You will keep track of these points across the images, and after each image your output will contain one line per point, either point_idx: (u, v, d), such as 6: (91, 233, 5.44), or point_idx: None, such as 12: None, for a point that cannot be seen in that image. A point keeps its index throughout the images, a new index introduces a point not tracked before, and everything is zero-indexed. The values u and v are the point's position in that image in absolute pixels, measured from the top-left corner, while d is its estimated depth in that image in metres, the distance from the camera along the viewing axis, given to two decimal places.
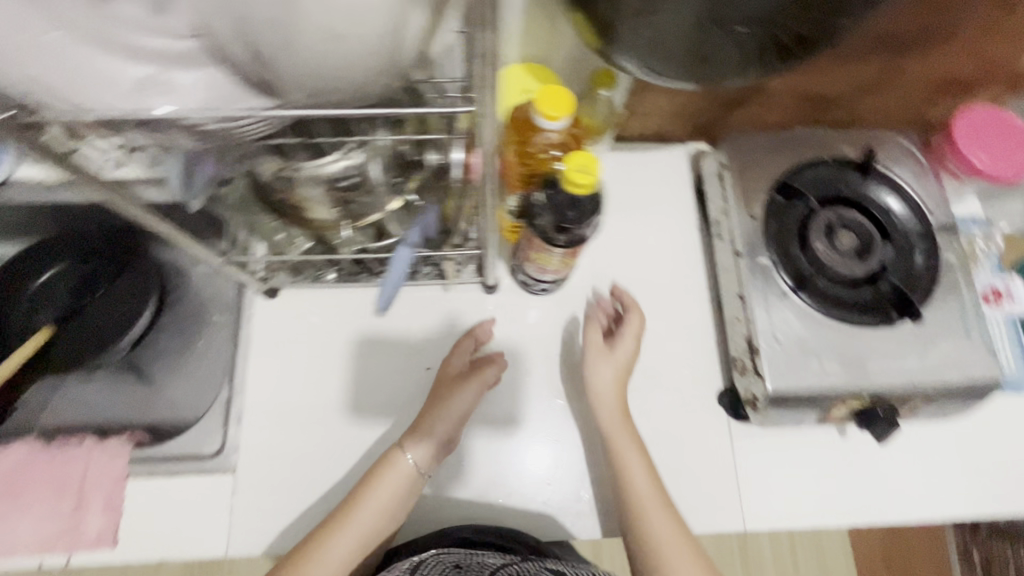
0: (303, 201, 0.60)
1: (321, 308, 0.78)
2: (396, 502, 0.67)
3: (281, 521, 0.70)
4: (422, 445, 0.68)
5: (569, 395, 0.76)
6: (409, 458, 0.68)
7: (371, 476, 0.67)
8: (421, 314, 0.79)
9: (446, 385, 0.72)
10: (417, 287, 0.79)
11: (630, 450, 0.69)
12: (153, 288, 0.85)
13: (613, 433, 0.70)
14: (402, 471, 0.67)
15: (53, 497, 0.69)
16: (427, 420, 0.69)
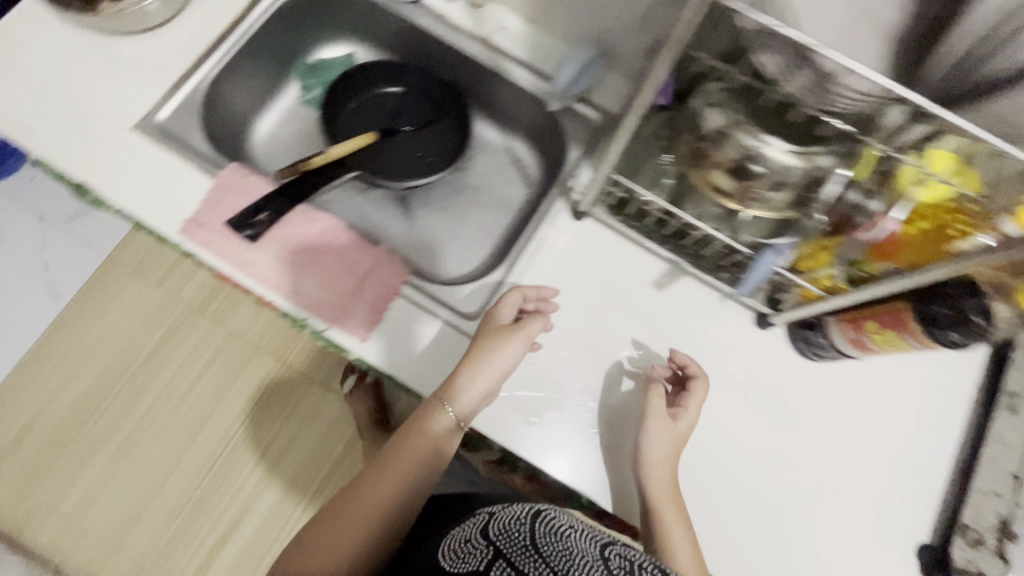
0: (719, 158, 0.62)
1: (612, 251, 0.81)
2: (415, 464, 0.72)
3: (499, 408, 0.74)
4: (458, 403, 0.69)
5: (602, 429, 0.75)
6: (450, 411, 0.70)
7: (403, 435, 0.72)
8: (690, 306, 0.80)
9: (493, 333, 0.72)
10: (698, 280, 0.81)
11: (640, 465, 0.70)
12: (453, 146, 0.98)
13: (664, 510, 0.69)
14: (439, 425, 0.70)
15: (335, 274, 0.77)
16: (462, 378, 0.69)
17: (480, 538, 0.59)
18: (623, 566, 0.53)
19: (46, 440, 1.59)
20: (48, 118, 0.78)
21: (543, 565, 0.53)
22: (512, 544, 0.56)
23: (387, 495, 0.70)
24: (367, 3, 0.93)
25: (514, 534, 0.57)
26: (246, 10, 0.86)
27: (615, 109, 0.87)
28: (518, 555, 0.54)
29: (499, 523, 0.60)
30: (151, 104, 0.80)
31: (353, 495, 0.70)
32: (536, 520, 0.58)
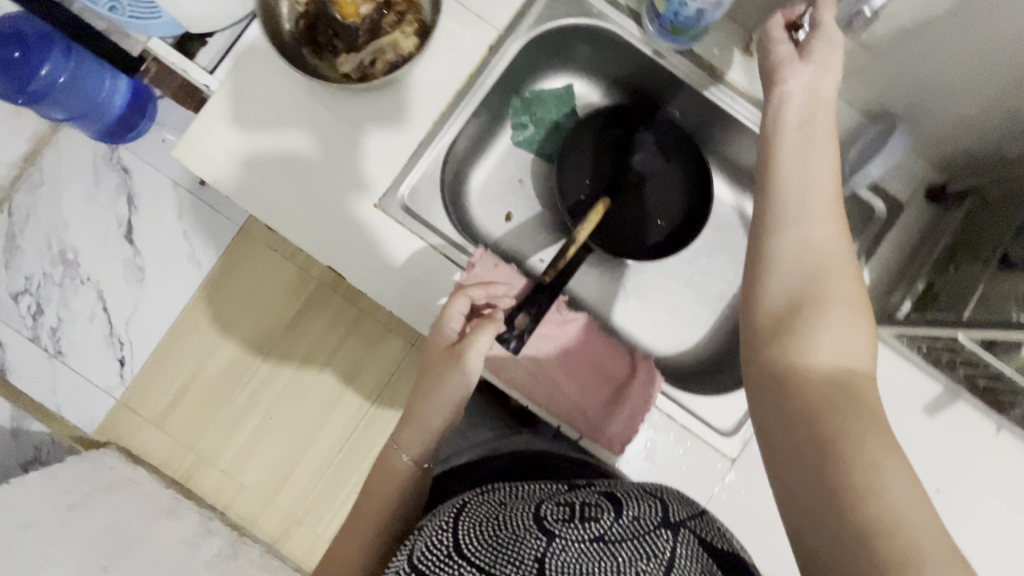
0: None
1: (877, 366, 0.75)
2: (402, 493, 0.67)
3: (755, 535, 0.72)
4: (409, 436, 0.68)
5: (741, 485, 0.73)
6: (402, 455, 0.68)
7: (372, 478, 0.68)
8: (966, 435, 0.74)
9: (440, 361, 0.67)
10: (978, 409, 0.74)
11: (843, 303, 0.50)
12: (685, 200, 0.86)
13: (828, 336, 0.48)
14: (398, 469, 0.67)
15: (585, 381, 0.73)
16: (421, 411, 0.67)
17: (405, 569, 0.52)
18: (561, 516, 0.53)
19: (194, 407, 1.36)
20: (289, 193, 0.71)
21: (471, 566, 0.49)
22: (435, 562, 0.50)
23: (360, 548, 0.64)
24: (616, 44, 0.80)
25: (433, 548, 0.52)
26: (486, 58, 0.75)
27: (904, 199, 0.74)
28: (442, 569, 0.49)
29: (421, 544, 0.53)
30: (392, 178, 0.73)
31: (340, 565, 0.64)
32: (457, 520, 0.55)
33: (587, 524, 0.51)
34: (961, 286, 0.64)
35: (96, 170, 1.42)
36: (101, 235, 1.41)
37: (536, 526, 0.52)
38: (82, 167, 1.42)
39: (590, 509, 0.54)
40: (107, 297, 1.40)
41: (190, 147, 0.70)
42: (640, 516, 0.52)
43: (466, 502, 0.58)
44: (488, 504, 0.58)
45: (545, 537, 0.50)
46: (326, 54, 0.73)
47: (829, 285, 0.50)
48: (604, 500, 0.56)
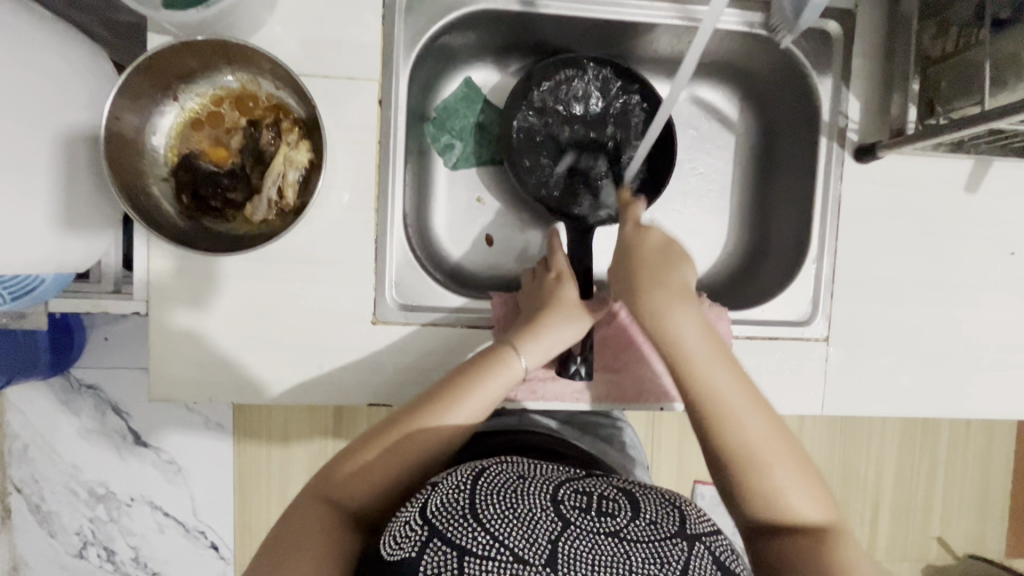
0: None
1: (908, 178, 0.71)
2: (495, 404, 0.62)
3: (872, 392, 0.73)
4: (538, 352, 0.64)
5: (841, 356, 0.72)
6: (523, 363, 0.63)
7: (484, 362, 0.63)
8: (1010, 195, 0.73)
9: (574, 301, 0.67)
10: (1008, 164, 0.72)
11: (741, 412, 0.57)
12: (643, 122, 0.79)
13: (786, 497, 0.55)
14: (515, 373, 0.62)
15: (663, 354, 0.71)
16: (552, 327, 0.65)
17: (417, 520, 0.51)
18: (578, 503, 0.52)
19: None
20: (294, 360, 0.66)
21: (486, 535, 0.48)
22: (451, 522, 0.49)
23: (413, 453, 0.58)
24: (495, 18, 0.72)
25: (451, 506, 0.51)
26: (382, 115, 0.66)
27: (851, 5, 0.68)
28: (456, 532, 0.49)
29: (436, 498, 0.52)
30: (376, 287, 0.67)
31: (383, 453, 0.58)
32: (476, 482, 0.53)
33: (603, 518, 0.50)
34: (953, 73, 0.61)
35: (62, 403, 1.22)
36: (114, 458, 1.25)
37: (553, 509, 0.50)
38: (47, 407, 1.22)
39: (610, 502, 0.52)
40: (161, 504, 1.27)
41: (169, 377, 0.65)
42: (658, 521, 0.51)
43: (487, 465, 0.56)
44: (508, 473, 0.55)
45: (561, 522, 0.49)
46: (230, 213, 0.64)
47: (751, 453, 0.56)
48: (625, 493, 0.54)
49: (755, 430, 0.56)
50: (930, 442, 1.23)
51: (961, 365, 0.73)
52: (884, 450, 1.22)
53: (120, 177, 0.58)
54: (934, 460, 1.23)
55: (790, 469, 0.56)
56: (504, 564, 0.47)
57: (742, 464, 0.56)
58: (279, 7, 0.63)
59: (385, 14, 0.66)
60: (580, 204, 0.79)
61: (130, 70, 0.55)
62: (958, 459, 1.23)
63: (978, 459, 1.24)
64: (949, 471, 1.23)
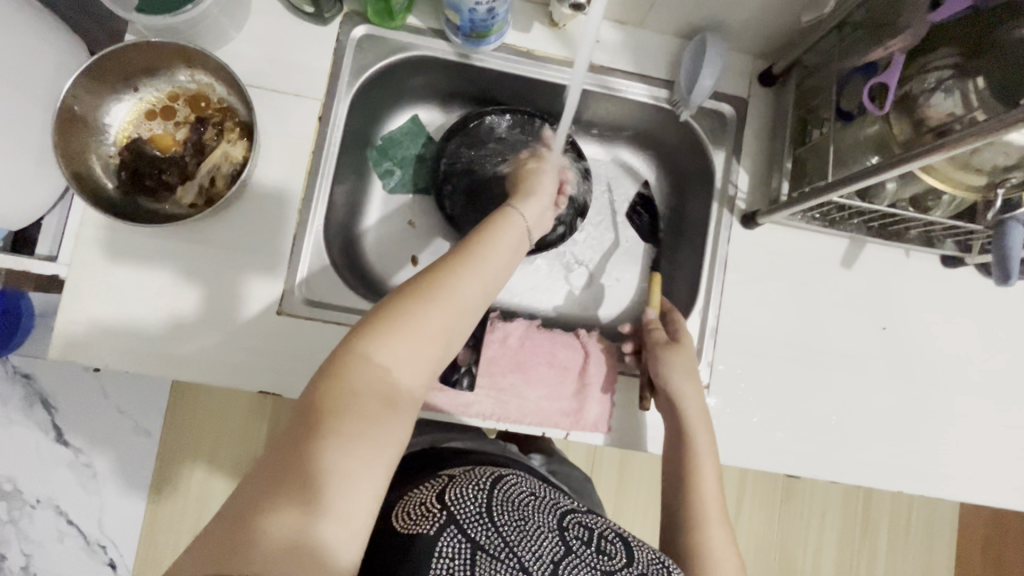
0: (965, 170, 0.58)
1: (792, 248, 0.79)
2: (513, 261, 0.61)
3: (755, 442, 0.76)
4: (529, 206, 0.67)
5: (724, 406, 0.76)
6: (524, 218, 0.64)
7: (486, 236, 0.59)
8: (885, 274, 0.80)
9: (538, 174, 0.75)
10: (882, 246, 0.80)
11: (708, 485, 0.64)
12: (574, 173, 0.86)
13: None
14: (520, 226, 0.63)
15: (558, 377, 0.75)
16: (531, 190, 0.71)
17: (434, 503, 0.54)
18: (582, 535, 0.55)
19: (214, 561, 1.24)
20: (196, 341, 0.69)
21: (498, 537, 0.52)
22: (466, 514, 0.52)
23: (439, 324, 0.51)
24: (427, 66, 0.80)
25: (468, 500, 0.53)
26: (320, 129, 0.74)
27: (744, 94, 0.79)
28: (472, 525, 0.52)
29: (455, 490, 0.55)
30: (285, 284, 0.71)
31: (395, 346, 0.49)
32: (495, 487, 0.56)
33: (602, 556, 0.54)
34: (816, 157, 0.70)
35: None
36: (28, 456, 1.21)
37: (558, 534, 0.54)
38: None
39: (607, 543, 0.55)
40: (67, 510, 1.22)
41: (73, 344, 0.68)
42: (649, 574, 0.53)
43: (504, 474, 0.59)
44: (522, 488, 0.59)
45: (564, 548, 0.53)
46: (163, 194, 0.70)
47: (709, 530, 0.62)
48: (622, 537, 0.57)
49: (710, 494, 0.64)
50: (870, 525, 1.25)
51: (842, 427, 0.77)
52: (825, 525, 1.24)
53: (65, 147, 0.64)
54: (873, 545, 1.25)
55: (720, 512, 0.63)
56: (509, 569, 0.50)
57: (693, 515, 0.63)
58: (247, 29, 0.73)
59: (336, 47, 0.75)
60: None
61: (95, 59, 0.63)
62: (898, 542, 1.26)
63: (918, 546, 1.26)
64: (890, 552, 1.25)
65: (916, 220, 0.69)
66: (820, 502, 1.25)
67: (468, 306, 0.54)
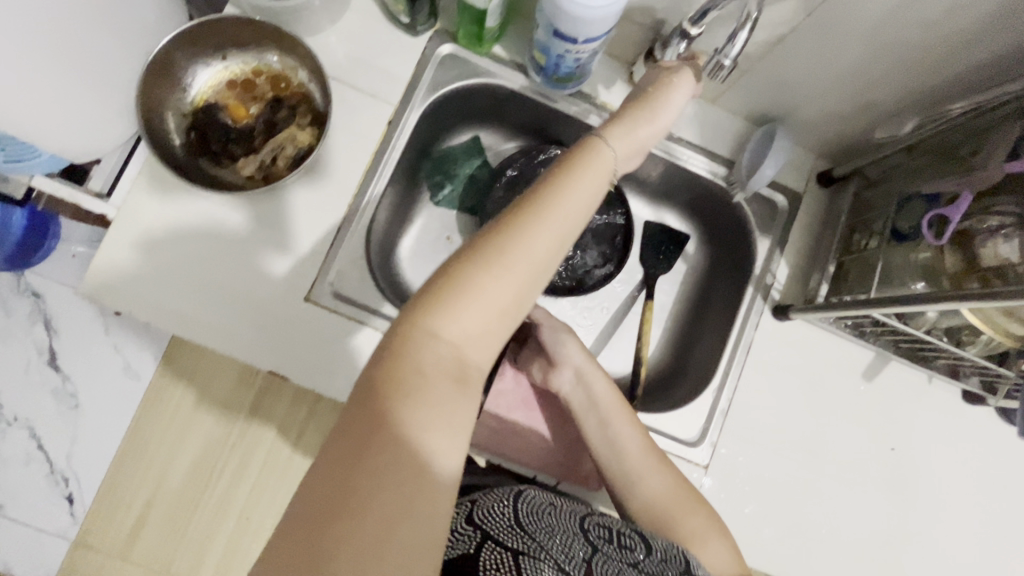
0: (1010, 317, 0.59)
1: (814, 348, 0.79)
2: (599, 202, 0.53)
3: (742, 534, 0.74)
4: (622, 141, 0.58)
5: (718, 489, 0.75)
6: (612, 156, 0.56)
7: (565, 176, 0.52)
8: (903, 395, 0.79)
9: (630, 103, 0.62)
10: (905, 367, 0.79)
11: (606, 412, 0.65)
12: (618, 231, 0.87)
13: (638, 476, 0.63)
14: (607, 162, 0.55)
15: (561, 424, 0.75)
16: (623, 120, 0.60)
17: (465, 525, 0.49)
18: (602, 534, 0.54)
19: (167, 523, 1.16)
20: (219, 307, 0.71)
21: (531, 539, 0.48)
22: (497, 526, 0.49)
23: (509, 289, 0.46)
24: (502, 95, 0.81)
25: (496, 515, 0.50)
26: (387, 133, 0.75)
27: (799, 188, 0.80)
28: (506, 535, 0.48)
29: (480, 507, 0.52)
30: (316, 273, 0.72)
31: (465, 309, 0.45)
32: (518, 500, 0.53)
33: (626, 550, 0.52)
34: (858, 267, 0.70)
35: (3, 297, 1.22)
36: (20, 370, 1.22)
37: (581, 534, 0.52)
38: None
39: (626, 538, 0.54)
40: (40, 433, 1.21)
41: (101, 287, 0.69)
42: (669, 559, 0.53)
43: (522, 489, 0.58)
44: (539, 498, 0.57)
45: (590, 547, 0.50)
46: (224, 161, 0.72)
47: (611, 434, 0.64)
48: (640, 534, 0.56)
49: (601, 393, 0.66)
50: None
51: (829, 538, 0.76)
52: None
53: (147, 97, 0.66)
54: None
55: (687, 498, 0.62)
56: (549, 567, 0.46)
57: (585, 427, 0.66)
58: (341, 23, 0.76)
59: (421, 58, 0.77)
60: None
61: (191, 24, 0.65)
62: None
63: None
64: None
65: (948, 352, 0.69)
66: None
67: (544, 261, 0.48)
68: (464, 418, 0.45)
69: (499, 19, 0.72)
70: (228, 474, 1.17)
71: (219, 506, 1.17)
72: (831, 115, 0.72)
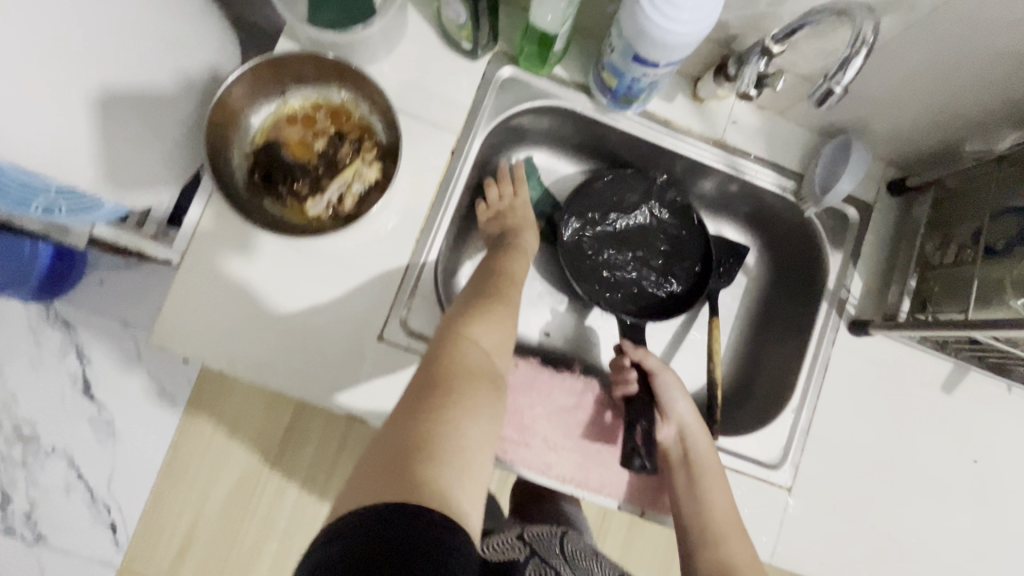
0: None
1: (891, 362, 0.77)
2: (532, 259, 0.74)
3: (828, 555, 0.73)
4: (521, 225, 0.76)
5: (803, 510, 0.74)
6: (529, 233, 0.76)
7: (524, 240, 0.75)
8: (983, 405, 0.78)
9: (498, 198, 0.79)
10: (983, 377, 0.78)
11: (708, 472, 0.68)
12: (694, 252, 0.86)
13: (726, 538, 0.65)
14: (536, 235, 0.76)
15: (641, 452, 0.74)
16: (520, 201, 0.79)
17: None
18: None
19: (212, 552, 1.15)
20: (291, 350, 0.69)
21: None
22: None
23: (494, 331, 0.59)
24: (561, 116, 0.79)
25: None
26: (450, 163, 0.73)
27: (870, 199, 0.78)
28: None
29: None
30: (389, 307, 0.71)
31: (483, 322, 0.59)
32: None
33: None
34: (949, 284, 0.68)
35: (33, 330, 1.17)
36: (55, 403, 1.16)
37: None
38: (14, 324, 1.17)
39: None
40: (81, 465, 1.16)
41: (172, 334, 0.68)
42: None
43: None
44: None
45: None
46: (289, 201, 0.70)
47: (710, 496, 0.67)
48: None
49: (703, 450, 0.69)
50: None
51: (915, 554, 0.75)
52: None
53: (213, 140, 0.64)
54: None
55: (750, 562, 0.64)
56: None
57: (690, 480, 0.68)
58: (398, 50, 0.73)
59: (480, 84, 0.75)
60: (613, 294, 0.85)
61: (256, 62, 0.63)
62: None
63: None
64: None
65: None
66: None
67: (511, 312, 0.63)
68: (487, 409, 0.52)
69: (565, 41, 0.70)
70: (266, 502, 1.17)
71: (260, 533, 1.16)
72: (909, 126, 0.70)
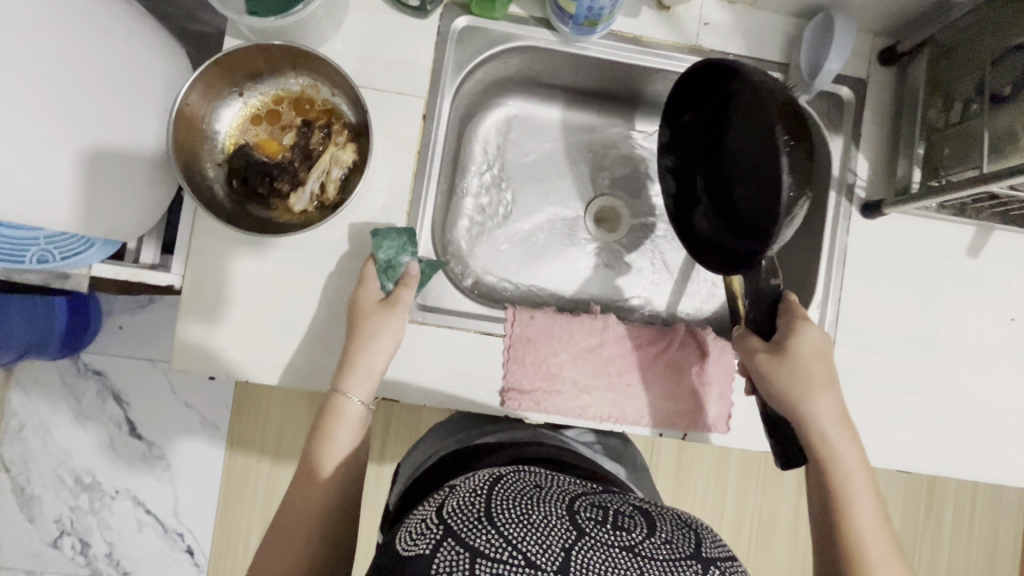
0: None
1: (912, 237, 0.75)
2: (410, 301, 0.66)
3: (878, 439, 0.73)
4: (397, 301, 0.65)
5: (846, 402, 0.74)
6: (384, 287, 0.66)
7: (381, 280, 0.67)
8: (1012, 261, 0.76)
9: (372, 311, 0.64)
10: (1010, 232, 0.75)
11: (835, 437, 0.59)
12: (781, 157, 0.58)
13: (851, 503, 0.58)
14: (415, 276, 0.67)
15: (673, 377, 0.73)
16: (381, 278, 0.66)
17: (433, 518, 0.45)
18: (594, 515, 0.46)
19: None
20: (311, 346, 0.69)
21: (499, 537, 0.43)
22: (464, 521, 0.44)
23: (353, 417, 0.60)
24: (527, 56, 0.76)
25: (466, 509, 0.45)
26: (424, 128, 0.71)
27: (863, 75, 0.75)
28: (471, 532, 0.43)
29: (454, 499, 0.47)
30: None
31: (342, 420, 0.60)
32: (494, 486, 0.48)
33: (619, 532, 0.44)
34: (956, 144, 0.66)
35: (65, 385, 1.19)
36: (105, 449, 1.20)
37: (568, 519, 0.45)
38: (47, 383, 1.19)
39: (625, 517, 0.46)
40: (144, 500, 1.20)
41: (192, 352, 0.67)
42: (674, 540, 0.45)
43: (502, 471, 0.51)
44: (524, 480, 0.50)
45: (576, 531, 0.43)
46: (273, 202, 0.69)
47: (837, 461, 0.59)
48: (641, 510, 0.48)
49: (830, 408, 0.60)
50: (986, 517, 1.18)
51: (967, 422, 0.74)
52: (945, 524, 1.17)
53: (183, 155, 0.63)
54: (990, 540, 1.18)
55: (861, 472, 0.59)
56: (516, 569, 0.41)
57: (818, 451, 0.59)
58: (346, 25, 0.70)
59: (437, 40, 0.72)
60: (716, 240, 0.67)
61: (206, 66, 0.61)
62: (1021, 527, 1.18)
63: None
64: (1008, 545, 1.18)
65: None
66: (885, 486, 1.16)
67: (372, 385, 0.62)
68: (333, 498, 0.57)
69: None
70: None
71: None
72: None
